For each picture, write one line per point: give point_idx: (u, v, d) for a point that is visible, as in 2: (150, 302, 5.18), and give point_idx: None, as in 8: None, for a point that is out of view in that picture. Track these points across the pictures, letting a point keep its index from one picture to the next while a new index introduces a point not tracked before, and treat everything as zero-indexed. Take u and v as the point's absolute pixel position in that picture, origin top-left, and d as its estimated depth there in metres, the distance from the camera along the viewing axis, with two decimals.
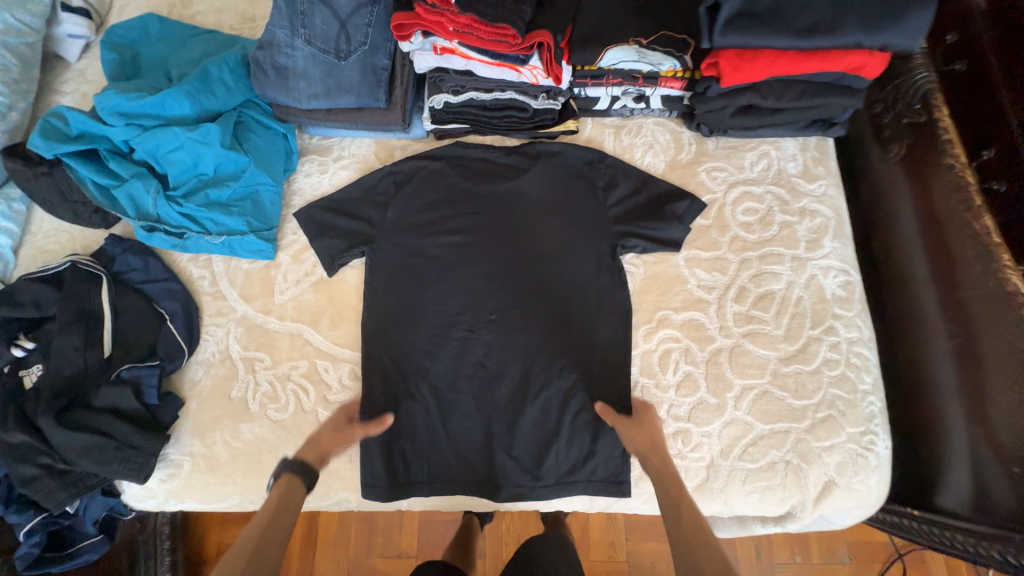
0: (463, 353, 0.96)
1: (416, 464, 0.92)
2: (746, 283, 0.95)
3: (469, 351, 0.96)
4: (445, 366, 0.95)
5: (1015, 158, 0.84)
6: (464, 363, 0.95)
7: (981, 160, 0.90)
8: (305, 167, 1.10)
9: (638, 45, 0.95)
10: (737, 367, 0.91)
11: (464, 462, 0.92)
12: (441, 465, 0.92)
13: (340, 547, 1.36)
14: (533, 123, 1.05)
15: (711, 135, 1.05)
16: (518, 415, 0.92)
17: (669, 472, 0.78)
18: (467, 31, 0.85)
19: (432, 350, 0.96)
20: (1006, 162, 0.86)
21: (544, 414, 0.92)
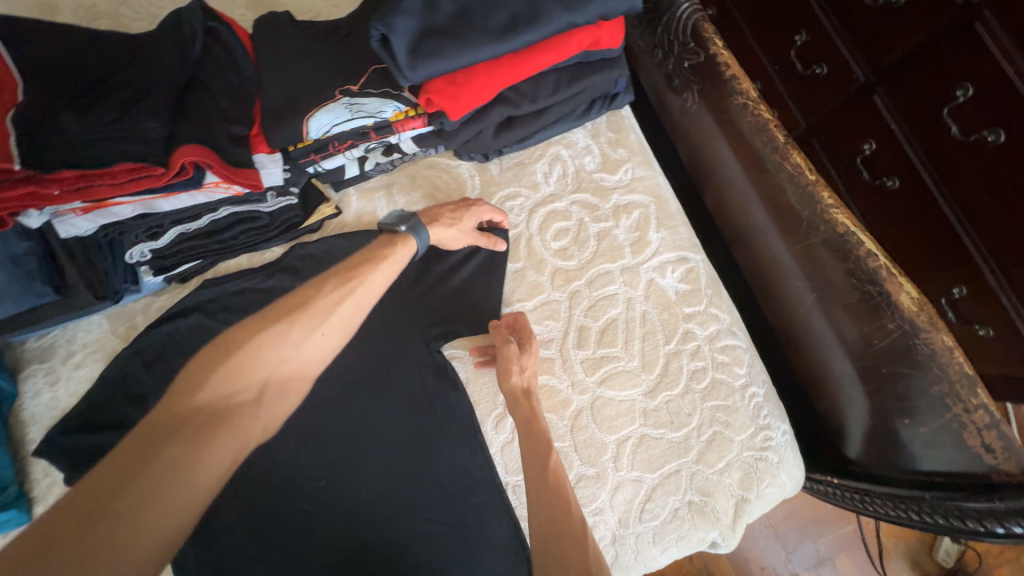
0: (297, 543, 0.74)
1: None
2: (583, 320, 0.81)
3: (302, 539, 0.74)
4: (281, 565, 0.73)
5: None
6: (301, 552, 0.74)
7: None
8: (29, 385, 0.85)
9: (347, 96, 0.75)
10: (604, 422, 0.77)
11: None
12: None
13: None
14: (279, 226, 0.84)
15: (490, 159, 0.87)
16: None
17: (523, 418, 0.71)
18: (84, 186, 0.60)
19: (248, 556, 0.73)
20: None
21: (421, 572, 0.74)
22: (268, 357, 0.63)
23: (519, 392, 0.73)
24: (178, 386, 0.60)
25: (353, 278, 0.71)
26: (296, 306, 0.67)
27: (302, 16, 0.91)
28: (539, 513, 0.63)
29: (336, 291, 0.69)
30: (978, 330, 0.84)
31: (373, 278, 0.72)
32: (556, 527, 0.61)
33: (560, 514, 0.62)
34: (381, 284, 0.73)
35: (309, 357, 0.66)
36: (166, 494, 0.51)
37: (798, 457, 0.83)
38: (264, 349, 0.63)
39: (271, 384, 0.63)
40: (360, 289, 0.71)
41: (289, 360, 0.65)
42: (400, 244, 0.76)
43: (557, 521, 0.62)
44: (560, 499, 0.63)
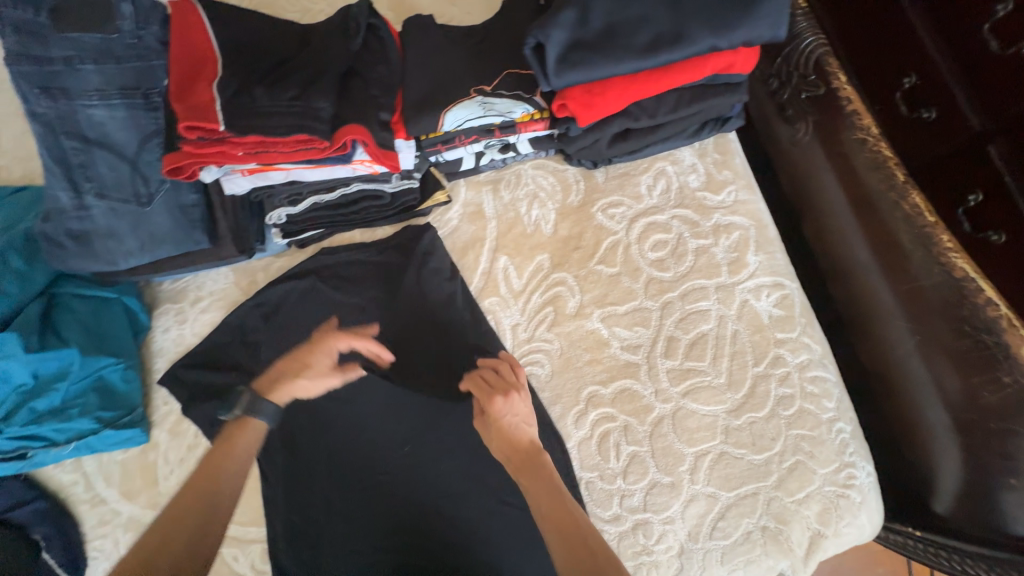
0: (381, 502, 0.82)
1: None
2: (673, 331, 0.83)
3: (383, 501, 0.83)
4: (360, 520, 0.82)
5: (939, 80, 0.73)
6: (380, 511, 0.82)
7: (905, 88, 0.77)
8: (160, 321, 0.95)
9: (480, 94, 0.81)
10: (684, 434, 0.78)
11: None
12: None
13: None
14: (396, 207, 0.91)
15: (598, 167, 0.91)
16: (455, 555, 0.79)
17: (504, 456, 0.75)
18: (262, 150, 0.68)
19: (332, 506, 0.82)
20: (934, 85, 0.74)
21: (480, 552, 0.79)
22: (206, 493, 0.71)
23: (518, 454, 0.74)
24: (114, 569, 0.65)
25: (212, 465, 0.74)
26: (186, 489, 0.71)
27: (438, 18, 0.99)
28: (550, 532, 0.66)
29: (217, 459, 0.75)
30: None
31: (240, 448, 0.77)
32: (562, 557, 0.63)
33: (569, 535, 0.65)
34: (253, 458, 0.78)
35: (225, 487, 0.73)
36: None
37: (880, 502, 0.80)
38: (206, 501, 0.71)
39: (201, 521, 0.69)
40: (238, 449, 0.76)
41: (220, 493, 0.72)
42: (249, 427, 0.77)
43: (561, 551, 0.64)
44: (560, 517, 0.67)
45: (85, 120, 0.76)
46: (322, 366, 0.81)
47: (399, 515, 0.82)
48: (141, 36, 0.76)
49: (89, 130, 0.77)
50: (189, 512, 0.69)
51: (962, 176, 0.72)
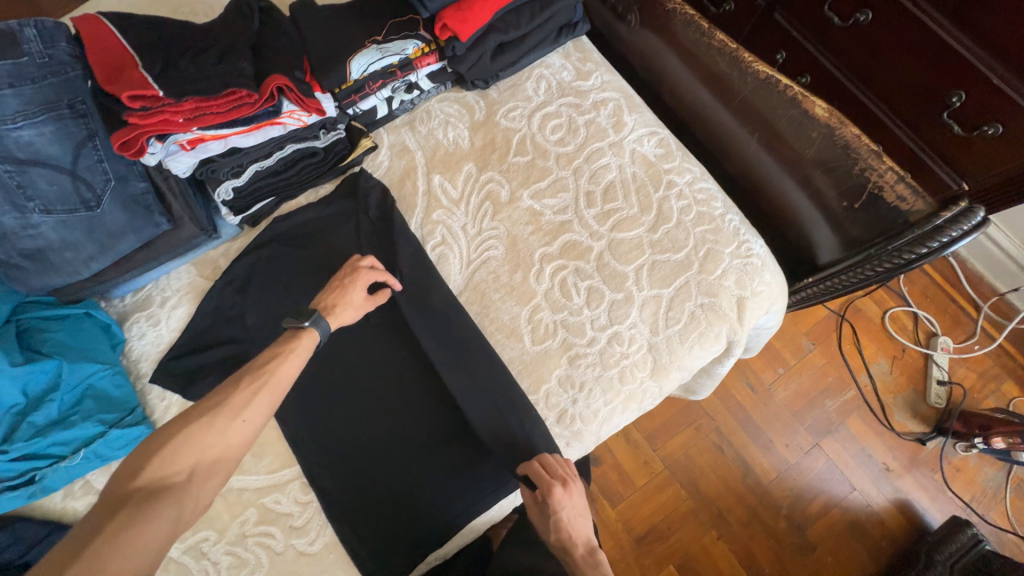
0: (379, 419, 0.93)
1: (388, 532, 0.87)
2: (588, 187, 1.01)
3: (377, 422, 0.93)
4: (356, 438, 0.92)
5: None
6: (383, 432, 0.92)
7: None
8: (134, 330, 0.98)
9: (375, 43, 0.96)
10: (621, 257, 0.97)
11: (438, 491, 0.89)
12: (396, 478, 0.89)
13: None
14: (332, 160, 1.02)
15: (490, 86, 1.09)
16: (436, 454, 0.90)
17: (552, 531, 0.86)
18: (201, 113, 0.79)
19: (343, 430, 0.93)
20: None
21: (438, 452, 0.90)
22: (201, 439, 0.69)
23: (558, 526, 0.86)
24: (118, 471, 0.67)
25: (278, 376, 0.77)
26: (248, 395, 0.74)
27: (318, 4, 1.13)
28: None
29: (257, 384, 0.75)
30: (988, 130, 1.05)
31: (281, 373, 0.78)
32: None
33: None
34: (292, 372, 0.79)
35: (234, 441, 0.72)
36: (124, 556, 0.60)
37: (777, 265, 1.04)
38: (209, 440, 0.70)
39: (204, 467, 0.69)
40: (274, 380, 0.77)
41: (215, 447, 0.70)
42: (301, 336, 0.82)
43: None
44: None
45: (11, 142, 0.79)
46: (357, 299, 0.90)
47: (410, 406, 0.93)
48: (51, 54, 0.83)
49: (18, 151, 0.80)
50: (187, 441, 0.68)
51: (774, 36, 1.36)
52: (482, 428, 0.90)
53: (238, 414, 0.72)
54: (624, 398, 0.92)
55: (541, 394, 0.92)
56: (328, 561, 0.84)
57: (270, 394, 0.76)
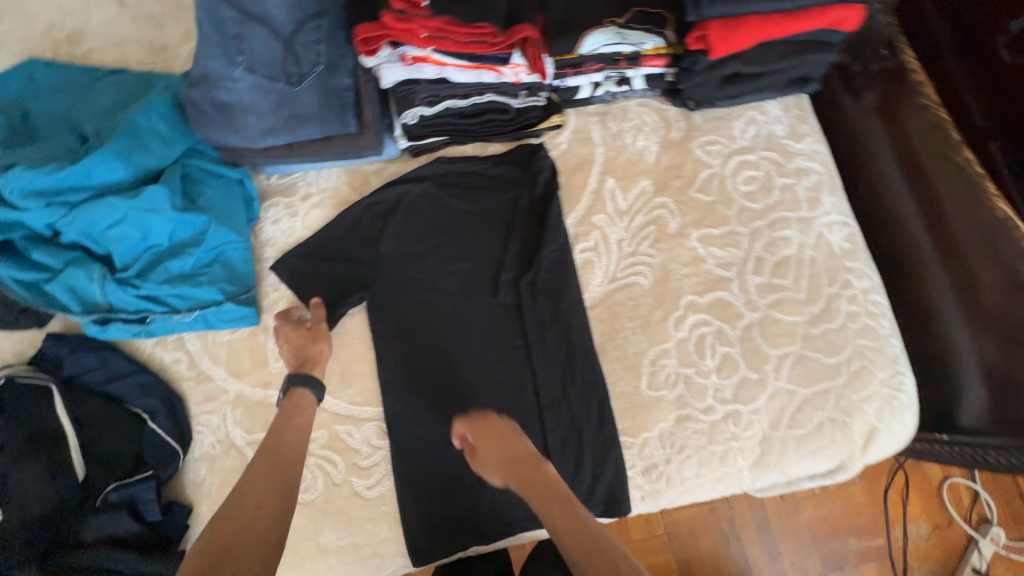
0: (470, 399, 0.87)
1: (442, 510, 0.84)
2: (761, 253, 0.94)
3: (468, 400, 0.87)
4: (442, 406, 0.87)
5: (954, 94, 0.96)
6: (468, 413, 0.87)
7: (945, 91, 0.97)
8: (270, 213, 0.96)
9: (615, 25, 0.90)
10: (769, 338, 0.90)
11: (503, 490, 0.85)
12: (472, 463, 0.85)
13: None
14: (518, 123, 0.97)
15: (698, 109, 1.02)
16: None
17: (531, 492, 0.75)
18: (441, 36, 0.76)
19: (430, 394, 0.88)
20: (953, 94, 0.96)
21: None
22: (242, 504, 0.71)
23: (504, 464, 0.77)
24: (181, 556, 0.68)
25: (286, 442, 0.78)
26: (254, 476, 0.74)
27: None
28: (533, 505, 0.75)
29: (274, 445, 0.77)
30: None
31: (293, 429, 0.79)
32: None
33: (576, 526, 0.71)
34: (302, 429, 0.80)
35: (276, 507, 0.72)
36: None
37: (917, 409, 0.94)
38: (251, 509, 0.71)
39: (252, 542, 0.68)
40: (287, 434, 0.78)
41: (263, 510, 0.71)
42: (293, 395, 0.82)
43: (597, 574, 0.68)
44: (590, 534, 0.71)
45: None
46: (317, 333, 0.87)
47: (505, 397, 0.87)
48: None
49: (250, 5, 0.78)
50: (231, 512, 0.70)
51: None
52: (565, 448, 0.86)
53: (254, 497, 0.72)
54: (715, 476, 0.87)
55: (637, 440, 0.87)
56: (377, 512, 0.83)
57: (291, 449, 0.77)
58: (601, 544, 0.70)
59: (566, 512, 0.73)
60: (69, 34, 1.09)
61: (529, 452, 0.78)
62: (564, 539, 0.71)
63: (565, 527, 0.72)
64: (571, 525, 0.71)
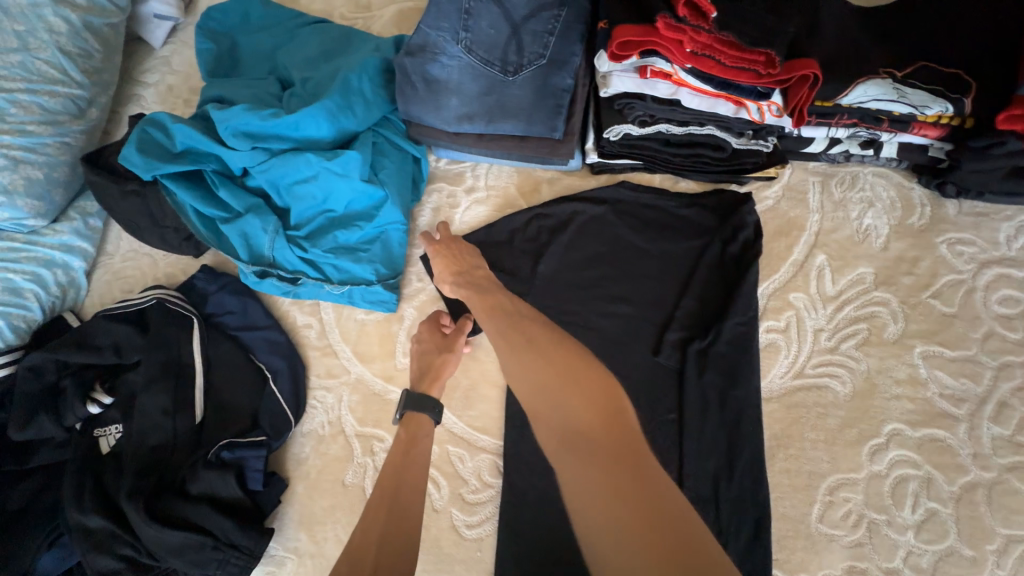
0: None
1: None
2: (1007, 397, 0.73)
3: None
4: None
5: None
6: None
7: None
8: (432, 199, 0.90)
9: (892, 78, 0.73)
10: (999, 512, 0.70)
11: None
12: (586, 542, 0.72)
13: None
14: (728, 165, 0.84)
15: (954, 197, 0.82)
16: None
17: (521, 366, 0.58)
18: (705, 55, 0.64)
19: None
20: None
21: None
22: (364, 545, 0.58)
23: (455, 270, 0.75)
24: None
25: (404, 479, 0.65)
26: (369, 529, 0.60)
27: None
28: (490, 324, 0.64)
29: (392, 477, 0.65)
30: None
31: (414, 462, 0.67)
32: (548, 408, 0.54)
33: (539, 352, 0.58)
34: (424, 462, 0.68)
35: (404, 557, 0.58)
36: None
37: None
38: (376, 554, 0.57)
39: None
40: (408, 464, 0.67)
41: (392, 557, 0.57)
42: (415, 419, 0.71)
43: (547, 398, 0.54)
44: (556, 358, 0.57)
45: None
46: (442, 342, 0.77)
47: None
48: None
49: None
50: (355, 552, 0.58)
51: None
52: None
53: (377, 535, 0.59)
54: None
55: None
56: (472, 555, 0.74)
57: (411, 486, 0.65)
58: (556, 368, 0.56)
59: (526, 342, 0.59)
60: None
61: (474, 256, 0.76)
62: (511, 376, 0.59)
63: (517, 356, 0.59)
64: (536, 365, 0.57)
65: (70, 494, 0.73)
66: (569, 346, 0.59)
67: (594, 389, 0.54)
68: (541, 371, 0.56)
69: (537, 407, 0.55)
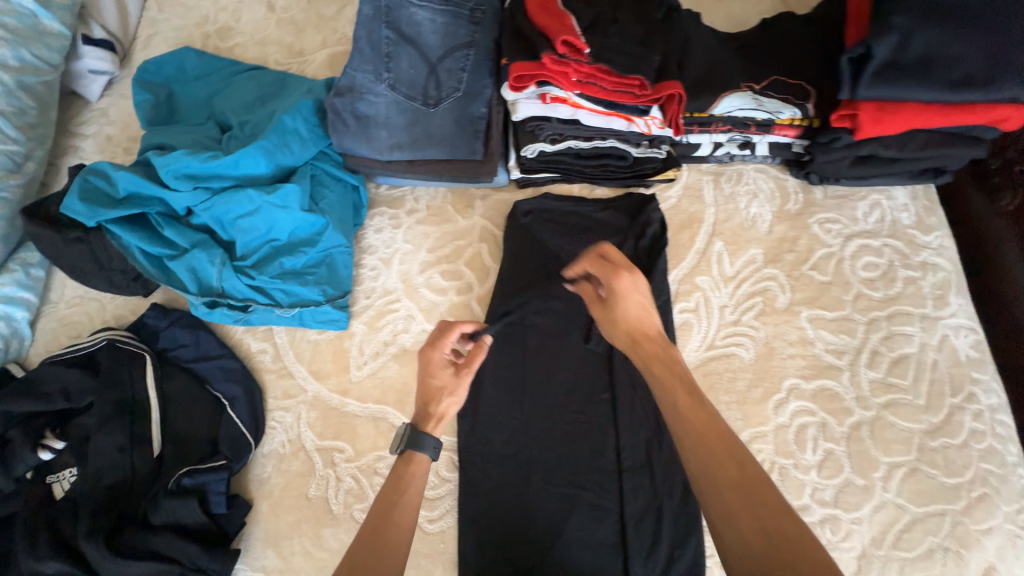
0: (546, 447, 0.83)
1: (506, 560, 0.77)
2: (878, 346, 0.87)
3: (545, 447, 0.82)
4: (520, 449, 0.82)
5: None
6: (543, 461, 0.82)
7: None
8: (374, 222, 0.97)
9: (751, 91, 0.88)
10: (882, 443, 0.82)
11: (571, 556, 0.78)
12: (539, 516, 0.79)
13: None
14: (632, 171, 0.96)
15: (819, 184, 0.98)
16: (592, 518, 0.79)
17: (691, 440, 0.56)
18: (590, 81, 0.77)
19: (509, 430, 0.83)
20: None
21: (593, 519, 0.79)
22: None
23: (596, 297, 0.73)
24: None
25: (390, 518, 0.61)
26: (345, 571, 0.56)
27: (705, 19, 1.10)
28: (714, 465, 0.54)
29: (378, 518, 0.60)
30: None
31: (404, 504, 0.63)
32: (742, 524, 0.50)
33: (767, 530, 0.49)
34: (411, 508, 0.63)
35: None
36: None
37: None
38: None
39: None
40: (398, 507, 0.62)
41: None
42: (410, 462, 0.66)
43: (739, 513, 0.51)
44: (753, 502, 0.51)
45: (407, 18, 0.84)
46: (449, 381, 0.70)
47: (587, 448, 0.83)
48: None
49: (407, 27, 0.84)
50: None
51: None
52: (643, 519, 0.79)
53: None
54: None
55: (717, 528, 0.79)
56: (435, 548, 0.79)
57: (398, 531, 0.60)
58: (789, 560, 0.47)
59: (750, 502, 0.51)
60: (219, 29, 1.18)
61: (661, 332, 0.67)
62: (725, 538, 0.50)
63: (706, 458, 0.55)
64: (710, 453, 0.55)
65: (22, 543, 0.73)
66: (798, 523, 0.49)
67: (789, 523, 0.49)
68: (776, 563, 0.47)
69: (719, 507, 0.52)
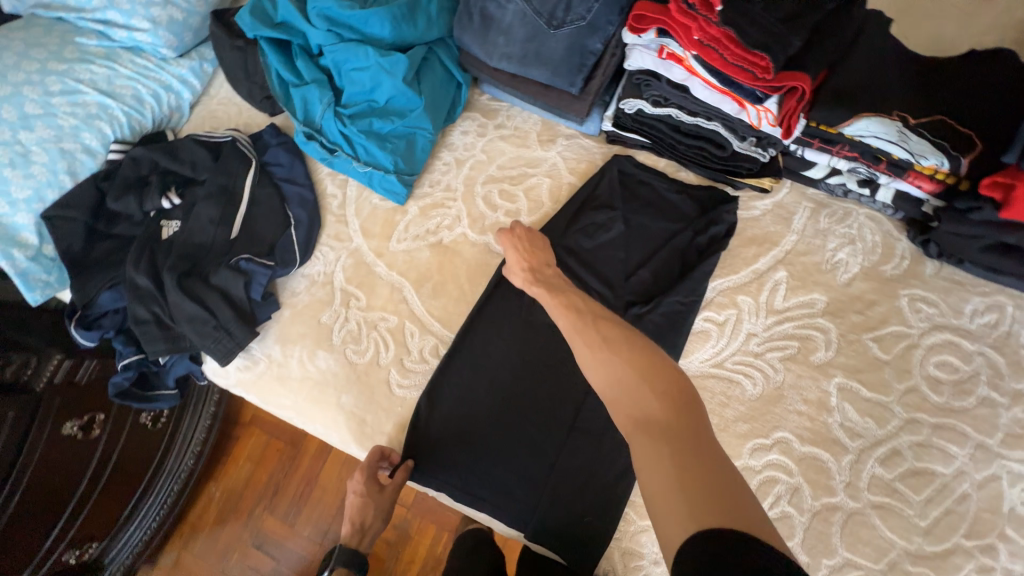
0: (521, 373, 0.88)
1: (446, 446, 0.86)
2: (903, 447, 0.77)
3: (519, 375, 0.88)
4: (493, 367, 0.88)
5: None
6: (512, 386, 0.87)
7: None
8: (464, 124, 1.03)
9: (902, 122, 0.76)
10: (849, 537, 0.74)
11: (497, 471, 0.84)
12: (485, 426, 0.86)
13: (309, 484, 1.28)
14: (724, 164, 0.90)
15: (937, 258, 0.84)
16: (529, 452, 0.84)
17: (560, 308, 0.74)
18: (711, 45, 0.74)
19: (491, 346, 0.90)
20: None
21: (530, 455, 0.84)
22: None
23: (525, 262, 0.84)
24: None
25: None
26: None
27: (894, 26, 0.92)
28: (560, 318, 0.73)
29: None
30: None
31: None
32: (597, 347, 0.66)
33: (612, 344, 0.65)
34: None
35: None
36: None
37: None
38: None
39: None
40: None
41: None
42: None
43: (595, 341, 0.66)
44: (607, 336, 0.67)
45: None
46: (379, 497, 0.87)
47: (555, 393, 0.86)
48: None
49: None
50: None
51: None
52: (573, 476, 0.82)
53: None
54: None
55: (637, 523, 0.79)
56: (393, 406, 0.90)
57: None
58: (637, 368, 0.62)
59: (600, 339, 0.67)
60: None
61: (546, 259, 0.85)
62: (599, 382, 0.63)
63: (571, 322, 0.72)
64: (573, 313, 0.72)
65: (131, 256, 0.95)
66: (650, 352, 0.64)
67: (630, 343, 0.65)
68: (627, 371, 0.62)
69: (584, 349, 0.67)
